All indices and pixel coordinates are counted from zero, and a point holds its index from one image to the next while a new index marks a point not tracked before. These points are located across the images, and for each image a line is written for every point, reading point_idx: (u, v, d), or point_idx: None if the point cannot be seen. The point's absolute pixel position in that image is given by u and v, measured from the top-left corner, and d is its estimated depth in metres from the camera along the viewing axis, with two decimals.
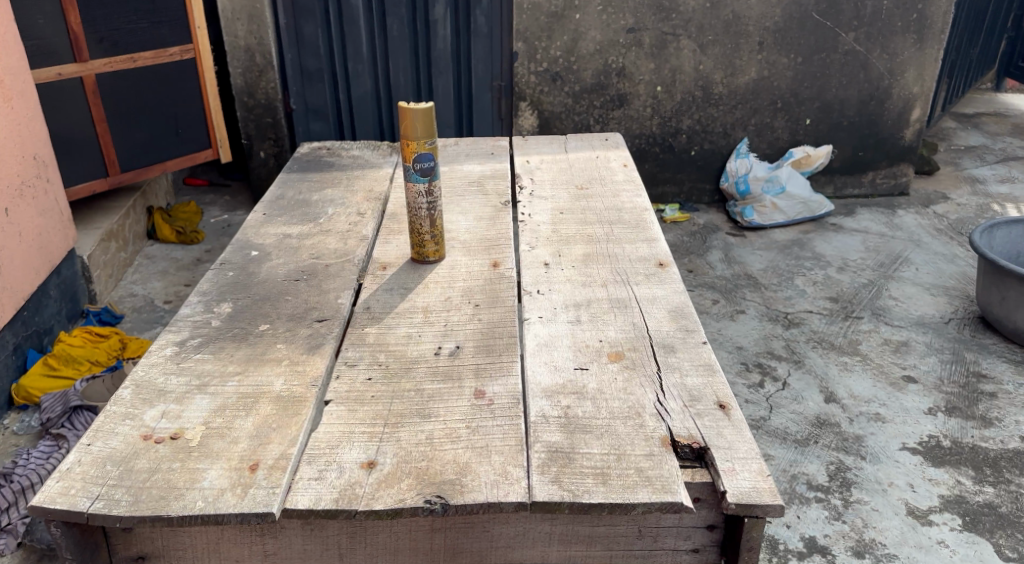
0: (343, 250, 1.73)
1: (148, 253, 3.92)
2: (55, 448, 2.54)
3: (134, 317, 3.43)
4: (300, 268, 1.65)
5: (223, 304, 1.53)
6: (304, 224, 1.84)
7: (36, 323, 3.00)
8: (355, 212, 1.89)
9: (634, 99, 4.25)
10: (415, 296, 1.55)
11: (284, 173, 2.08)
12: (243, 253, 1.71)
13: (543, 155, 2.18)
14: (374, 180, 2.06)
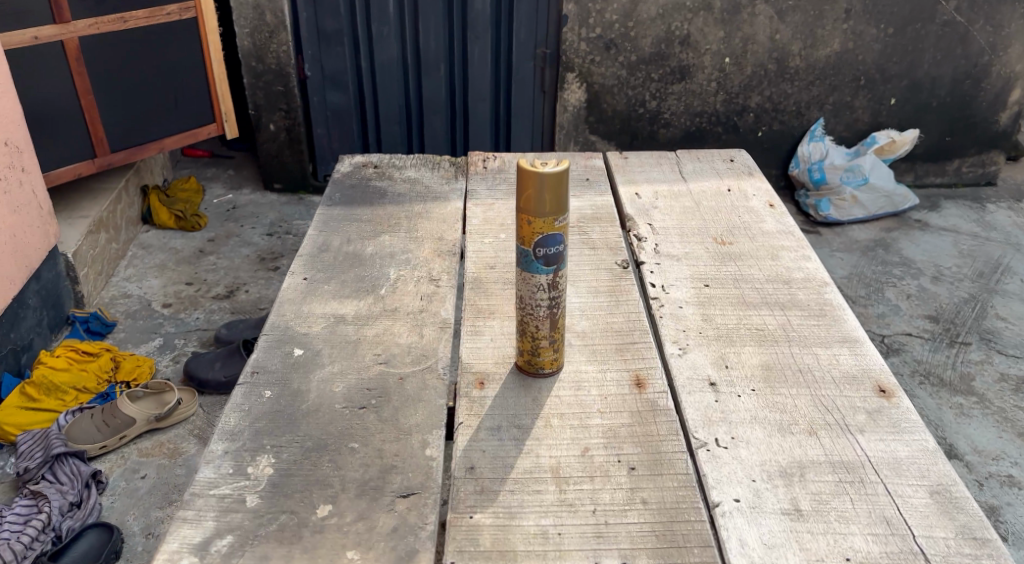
0: (418, 348, 1.47)
1: (143, 242, 3.45)
2: (35, 510, 2.16)
3: (128, 325, 2.97)
4: (368, 384, 1.39)
5: (261, 458, 1.24)
6: (363, 298, 1.61)
7: (10, 341, 2.57)
8: (427, 276, 1.68)
9: (698, 72, 3.71)
10: (525, 457, 1.28)
11: (328, 213, 1.91)
12: (285, 352, 1.46)
13: (657, 187, 2.16)
14: (440, 222, 1.88)
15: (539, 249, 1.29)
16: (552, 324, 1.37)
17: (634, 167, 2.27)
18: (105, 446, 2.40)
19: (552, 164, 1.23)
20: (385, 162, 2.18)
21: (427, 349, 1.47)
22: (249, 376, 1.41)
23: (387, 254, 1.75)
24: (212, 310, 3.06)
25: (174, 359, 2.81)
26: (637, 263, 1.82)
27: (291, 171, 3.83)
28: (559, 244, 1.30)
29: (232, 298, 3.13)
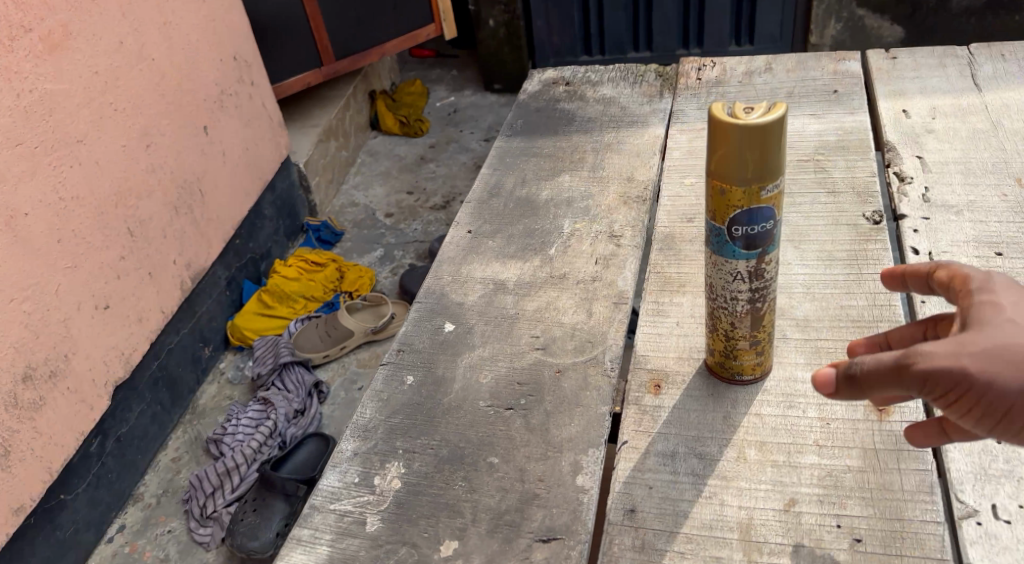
0: (584, 329, 1.34)
1: (370, 149, 3.50)
2: (265, 415, 2.31)
3: (354, 235, 3.04)
4: (520, 374, 1.28)
5: (390, 469, 1.17)
6: (530, 260, 1.51)
7: (250, 250, 2.74)
8: (607, 232, 1.54)
9: None
10: (706, 506, 1.10)
11: (503, 147, 1.84)
12: (434, 325, 1.40)
13: (936, 101, 1.75)
14: (632, 157, 1.73)
15: (736, 226, 1.05)
16: (756, 323, 1.15)
17: (903, 73, 1.87)
18: (327, 355, 2.50)
19: (760, 113, 0.96)
20: (577, 77, 2.08)
21: (594, 334, 1.33)
22: (394, 354, 1.36)
23: (563, 201, 1.64)
24: (429, 221, 3.04)
25: (393, 271, 2.85)
26: (896, 216, 1.49)
27: (512, 70, 3.66)
28: (767, 222, 1.04)
29: (448, 208, 3.09)
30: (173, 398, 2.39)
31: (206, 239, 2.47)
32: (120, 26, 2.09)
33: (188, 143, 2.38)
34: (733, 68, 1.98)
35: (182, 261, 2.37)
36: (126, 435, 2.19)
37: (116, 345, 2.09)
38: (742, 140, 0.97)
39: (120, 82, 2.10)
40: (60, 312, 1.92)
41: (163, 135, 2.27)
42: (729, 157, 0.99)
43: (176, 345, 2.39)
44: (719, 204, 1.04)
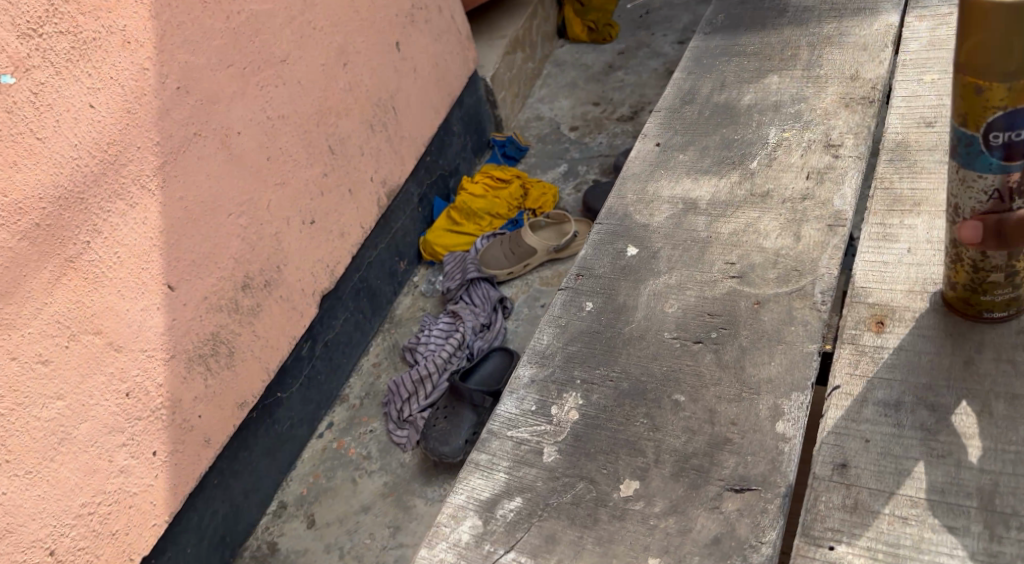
0: (786, 253, 1.33)
1: (557, 58, 3.40)
2: (453, 329, 2.38)
3: (540, 149, 2.99)
4: (713, 302, 1.30)
5: (569, 399, 1.25)
6: (727, 178, 1.51)
7: (440, 166, 2.79)
8: (818, 146, 1.50)
9: None
10: (938, 466, 1.04)
11: (694, 53, 1.83)
12: (625, 249, 1.46)
13: None
14: (845, 64, 1.65)
15: (996, 132, 0.93)
16: (1021, 245, 1.03)
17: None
18: (512, 272, 2.50)
19: None
20: None
21: (801, 262, 1.31)
22: (574, 279, 1.45)
23: (770, 106, 1.62)
24: (616, 133, 2.92)
25: (577, 188, 2.78)
26: None
27: None
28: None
29: (636, 119, 2.94)
30: (373, 306, 2.54)
31: (400, 156, 2.55)
32: None
33: (382, 62, 2.43)
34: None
35: (378, 177, 2.46)
36: (332, 341, 2.36)
37: (322, 257, 2.24)
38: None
39: (316, 1, 2.15)
40: (273, 226, 2.06)
41: (359, 54, 2.33)
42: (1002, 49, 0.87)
43: (373, 258, 2.51)
44: (973, 105, 0.92)
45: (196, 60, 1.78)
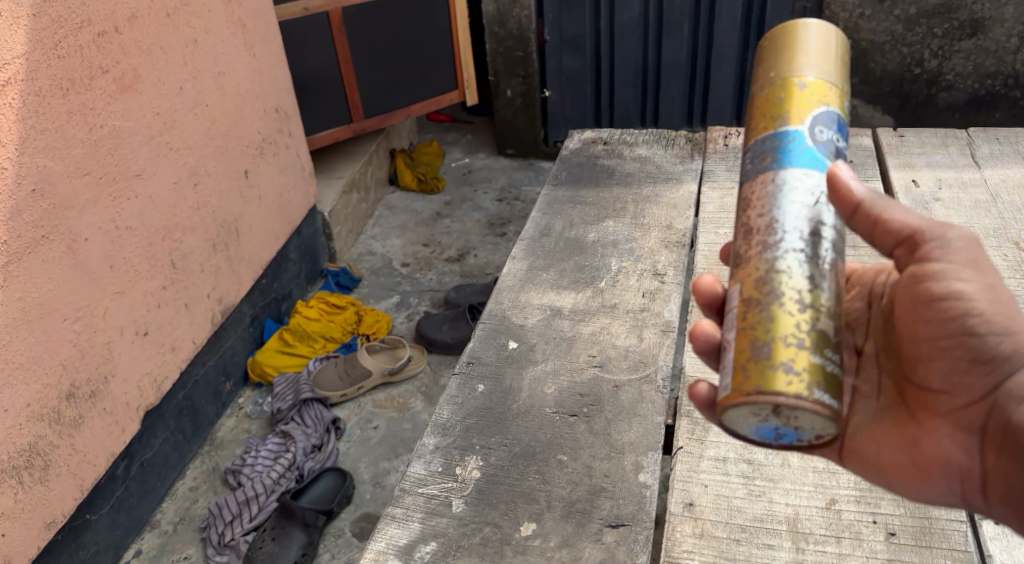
0: (635, 351, 1.46)
1: (389, 202, 3.65)
2: (284, 449, 2.40)
3: (371, 282, 3.16)
4: (581, 388, 1.39)
5: (469, 460, 1.28)
6: (581, 289, 1.63)
7: (274, 291, 2.85)
8: (652, 269, 1.67)
9: (995, 26, 3.11)
10: (757, 502, 1.21)
11: (552, 193, 1.98)
12: (500, 343, 1.51)
13: (943, 175, 1.88)
14: (671, 207, 1.87)
15: (823, 127, 1.00)
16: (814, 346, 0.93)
17: (910, 149, 2.01)
18: (345, 394, 2.59)
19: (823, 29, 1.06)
20: (614, 139, 2.22)
21: (646, 356, 1.44)
22: (465, 365, 1.47)
23: (609, 243, 1.77)
24: (444, 272, 3.17)
25: (409, 316, 2.98)
26: None
27: (526, 135, 3.86)
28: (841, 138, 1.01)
29: (463, 261, 3.22)
30: (194, 427, 2.47)
31: (237, 275, 2.59)
32: (182, 73, 2.26)
33: (229, 185, 2.52)
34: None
35: (214, 295, 2.48)
36: (150, 461, 2.26)
37: (150, 371, 2.19)
38: (840, 60, 1.05)
39: (176, 126, 2.25)
40: (105, 334, 2.01)
41: (209, 176, 2.42)
42: (825, 59, 1.03)
43: (200, 377, 2.48)
44: (802, 101, 1.00)
45: (54, 165, 1.81)
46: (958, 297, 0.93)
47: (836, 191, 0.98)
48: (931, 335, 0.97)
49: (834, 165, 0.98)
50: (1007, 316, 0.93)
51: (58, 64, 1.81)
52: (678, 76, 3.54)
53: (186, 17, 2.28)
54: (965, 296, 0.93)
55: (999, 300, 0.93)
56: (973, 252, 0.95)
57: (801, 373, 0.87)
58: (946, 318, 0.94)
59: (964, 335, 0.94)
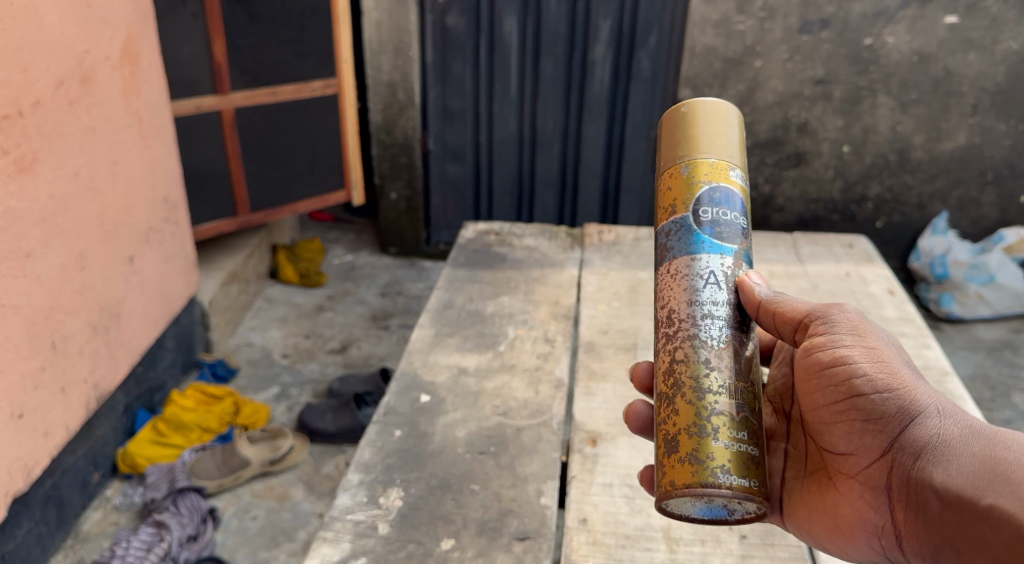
0: (533, 402, 1.66)
1: (268, 295, 3.70)
2: (157, 539, 2.28)
3: (249, 373, 3.16)
4: (489, 433, 1.56)
5: (391, 491, 1.42)
6: (480, 352, 1.81)
7: (149, 379, 2.76)
8: (542, 336, 1.87)
9: (815, 159, 3.66)
10: (637, 516, 1.39)
11: (452, 271, 2.16)
12: (413, 396, 1.67)
13: (773, 267, 2.21)
14: (558, 287, 2.09)
15: (706, 207, 1.25)
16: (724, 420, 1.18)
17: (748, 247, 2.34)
18: (221, 484, 2.54)
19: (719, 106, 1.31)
20: (506, 232, 2.42)
21: (541, 406, 1.64)
22: (381, 416, 1.61)
23: (505, 313, 1.96)
24: (325, 363, 3.23)
25: (289, 408, 2.98)
26: None
27: (407, 236, 4.06)
28: (732, 214, 1.26)
29: (345, 353, 3.31)
30: (58, 520, 2.32)
31: (114, 363, 2.45)
32: (78, 159, 2.18)
33: (114, 271, 2.41)
34: (625, 235, 2.38)
35: (90, 380, 2.32)
36: (11, 553, 2.10)
37: (21, 455, 2.00)
38: (721, 139, 1.29)
39: (68, 208, 2.14)
40: None
41: (96, 259, 2.30)
42: (704, 142, 1.28)
43: (69, 466, 2.34)
44: (687, 184, 1.27)
45: None
46: (845, 363, 1.20)
47: (726, 270, 1.23)
48: (831, 402, 1.23)
49: (743, 275, 1.25)
50: (887, 375, 1.19)
51: None
52: (549, 187, 3.88)
53: (86, 106, 2.21)
54: (853, 363, 1.20)
55: (879, 361, 1.20)
56: (852, 324, 1.24)
57: (713, 462, 1.13)
58: (840, 384, 1.21)
59: (856, 396, 1.20)
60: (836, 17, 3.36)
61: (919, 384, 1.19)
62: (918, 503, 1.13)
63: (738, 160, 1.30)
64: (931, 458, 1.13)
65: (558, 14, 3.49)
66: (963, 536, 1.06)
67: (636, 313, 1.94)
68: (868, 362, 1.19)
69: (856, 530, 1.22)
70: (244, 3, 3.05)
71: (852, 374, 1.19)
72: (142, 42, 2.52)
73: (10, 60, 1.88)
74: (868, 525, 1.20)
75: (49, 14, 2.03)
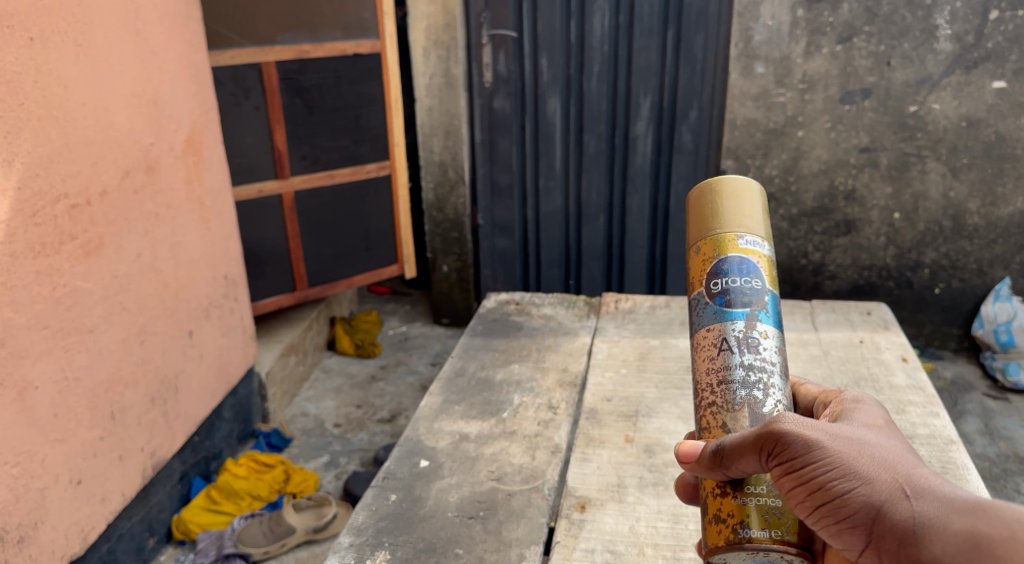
0: (529, 467, 1.71)
1: (325, 366, 3.84)
2: None
3: (302, 442, 3.28)
4: (480, 497, 1.61)
5: (378, 551, 1.47)
6: (486, 419, 1.88)
7: (205, 448, 2.85)
8: (546, 403, 1.94)
9: (865, 226, 3.62)
10: None
11: (468, 340, 2.26)
12: (412, 461, 1.74)
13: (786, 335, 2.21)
14: (569, 355, 2.16)
15: (715, 279, 1.25)
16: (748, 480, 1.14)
17: None
18: (268, 551, 2.61)
19: (732, 176, 1.31)
20: (525, 301, 2.52)
21: (536, 471, 1.69)
22: (381, 480, 1.68)
23: (513, 381, 2.04)
24: (374, 433, 3.34)
25: (337, 476, 3.08)
26: None
27: (458, 308, 4.19)
28: (745, 277, 1.25)
29: (393, 422, 3.41)
30: None
31: (172, 432, 2.56)
32: (141, 242, 2.37)
33: (173, 345, 2.56)
34: (643, 303, 2.43)
35: (147, 449, 2.44)
36: None
37: (78, 520, 2.12)
38: (730, 210, 1.29)
39: (131, 287, 2.32)
40: (40, 481, 1.98)
41: (155, 334, 2.46)
42: (712, 216, 1.29)
43: (125, 531, 2.41)
44: (700, 261, 1.29)
45: (17, 318, 1.89)
46: (809, 481, 1.03)
47: (739, 333, 1.22)
48: (799, 514, 1.07)
49: (760, 334, 1.22)
50: (843, 475, 1.02)
51: (33, 231, 1.94)
52: (594, 259, 3.95)
53: (150, 194, 2.42)
54: (806, 474, 1.03)
55: (832, 461, 1.03)
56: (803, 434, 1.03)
57: (740, 519, 1.13)
58: (802, 499, 1.04)
59: (822, 504, 1.04)
60: (878, 86, 3.38)
61: (881, 465, 1.03)
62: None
63: (754, 228, 1.28)
64: (916, 549, 0.98)
65: (600, 94, 3.63)
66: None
67: (642, 380, 1.98)
68: (822, 468, 1.02)
69: None
70: (303, 95, 3.29)
71: (809, 487, 1.03)
72: (206, 134, 2.75)
73: (81, 156, 2.10)
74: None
75: (119, 115, 2.25)
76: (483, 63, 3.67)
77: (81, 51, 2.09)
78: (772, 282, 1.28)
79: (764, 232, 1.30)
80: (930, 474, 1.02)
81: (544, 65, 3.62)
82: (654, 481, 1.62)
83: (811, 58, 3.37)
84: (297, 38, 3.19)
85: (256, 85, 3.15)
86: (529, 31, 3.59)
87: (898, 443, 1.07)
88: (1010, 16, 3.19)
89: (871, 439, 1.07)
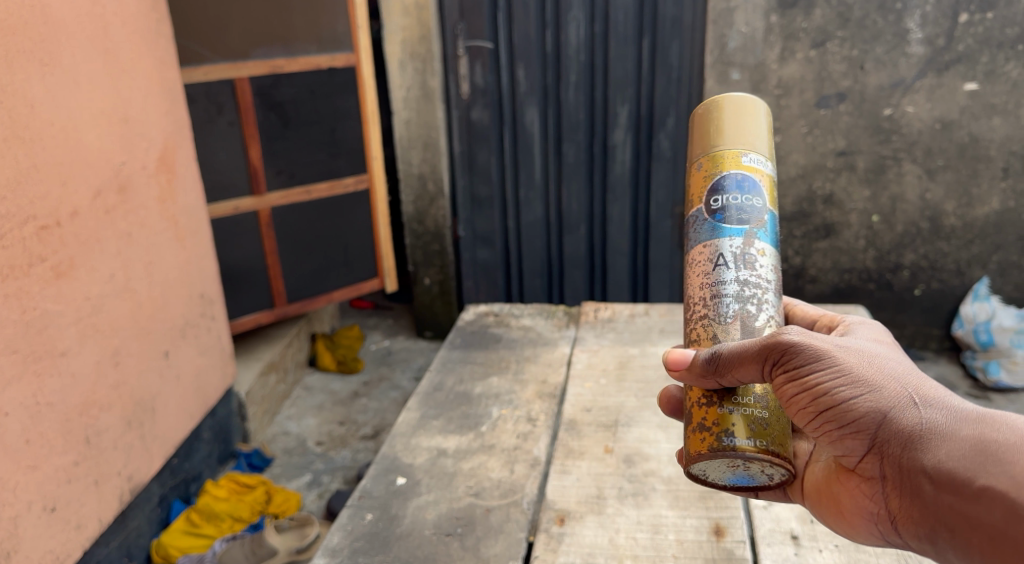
0: (507, 482, 1.68)
1: (307, 383, 3.80)
2: None
3: (284, 462, 3.25)
4: (459, 513, 1.59)
5: None
6: (464, 433, 1.86)
7: (184, 470, 2.80)
8: (526, 416, 1.92)
9: (844, 229, 3.64)
10: None
11: (447, 353, 2.24)
12: (389, 479, 1.71)
13: None
14: (549, 366, 2.15)
15: (715, 196, 1.34)
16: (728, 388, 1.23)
17: None
18: None
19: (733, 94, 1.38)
20: (504, 312, 2.51)
21: (514, 485, 1.67)
22: (356, 500, 1.65)
23: (492, 394, 2.02)
24: (358, 450, 3.32)
25: (319, 495, 3.05)
26: None
27: (441, 321, 4.17)
28: (745, 193, 1.33)
29: (377, 438, 3.40)
30: None
31: (150, 454, 2.52)
32: (114, 262, 2.33)
33: (149, 366, 2.51)
34: (621, 311, 2.42)
35: (124, 472, 2.39)
36: None
37: (53, 548, 2.06)
38: (735, 129, 1.36)
39: (104, 309, 2.29)
40: (12, 509, 1.93)
41: (130, 355, 2.41)
42: (718, 134, 1.37)
43: (102, 558, 2.34)
44: (702, 179, 1.36)
45: None
46: (813, 388, 1.12)
47: (736, 250, 1.31)
48: (805, 421, 1.16)
49: (754, 249, 1.31)
50: (852, 385, 1.11)
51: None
52: (576, 269, 3.94)
53: (123, 213, 2.39)
54: (816, 382, 1.12)
55: (843, 372, 1.12)
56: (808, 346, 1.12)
57: (725, 428, 1.21)
58: (808, 407, 1.13)
59: (830, 413, 1.12)
60: (852, 90, 3.40)
61: (887, 376, 1.12)
62: (913, 495, 1.09)
63: (754, 145, 1.36)
64: (916, 455, 1.07)
65: (578, 103, 3.63)
66: (961, 525, 1.03)
67: (621, 390, 1.97)
68: (832, 376, 1.11)
69: (857, 519, 1.20)
70: (278, 110, 3.27)
71: (814, 393, 1.12)
72: (179, 152, 2.73)
73: (49, 175, 2.06)
74: (867, 512, 1.18)
75: (88, 134, 2.22)
76: (460, 75, 3.67)
77: (47, 70, 2.06)
78: (772, 200, 1.37)
79: (765, 150, 1.38)
80: (934, 387, 1.11)
81: (521, 75, 3.62)
82: (632, 491, 1.60)
83: (786, 64, 3.39)
84: (270, 53, 3.18)
85: (230, 101, 3.12)
86: (504, 41, 3.59)
87: (902, 357, 1.17)
88: (980, 18, 3.22)
89: (879, 352, 1.16)
